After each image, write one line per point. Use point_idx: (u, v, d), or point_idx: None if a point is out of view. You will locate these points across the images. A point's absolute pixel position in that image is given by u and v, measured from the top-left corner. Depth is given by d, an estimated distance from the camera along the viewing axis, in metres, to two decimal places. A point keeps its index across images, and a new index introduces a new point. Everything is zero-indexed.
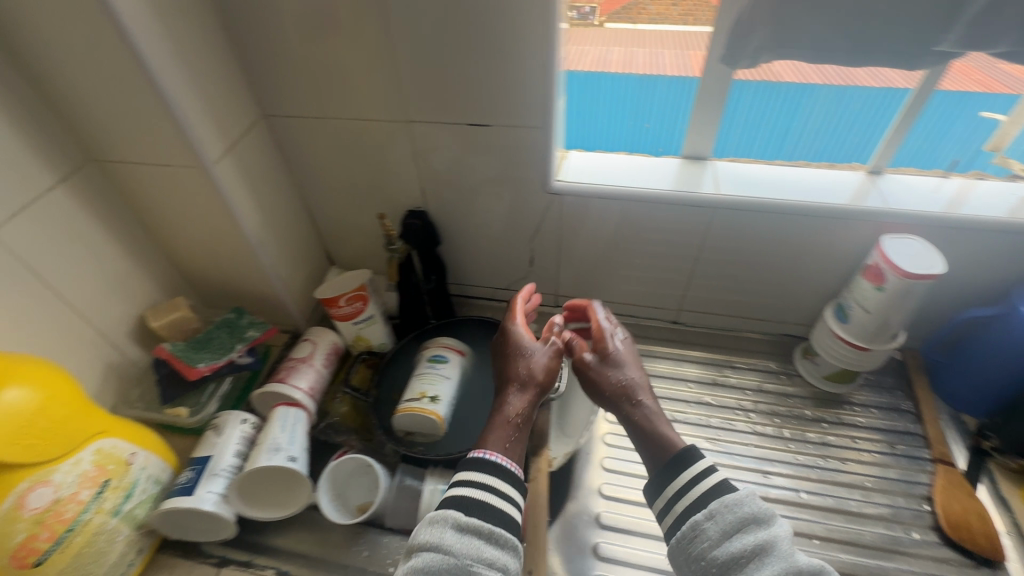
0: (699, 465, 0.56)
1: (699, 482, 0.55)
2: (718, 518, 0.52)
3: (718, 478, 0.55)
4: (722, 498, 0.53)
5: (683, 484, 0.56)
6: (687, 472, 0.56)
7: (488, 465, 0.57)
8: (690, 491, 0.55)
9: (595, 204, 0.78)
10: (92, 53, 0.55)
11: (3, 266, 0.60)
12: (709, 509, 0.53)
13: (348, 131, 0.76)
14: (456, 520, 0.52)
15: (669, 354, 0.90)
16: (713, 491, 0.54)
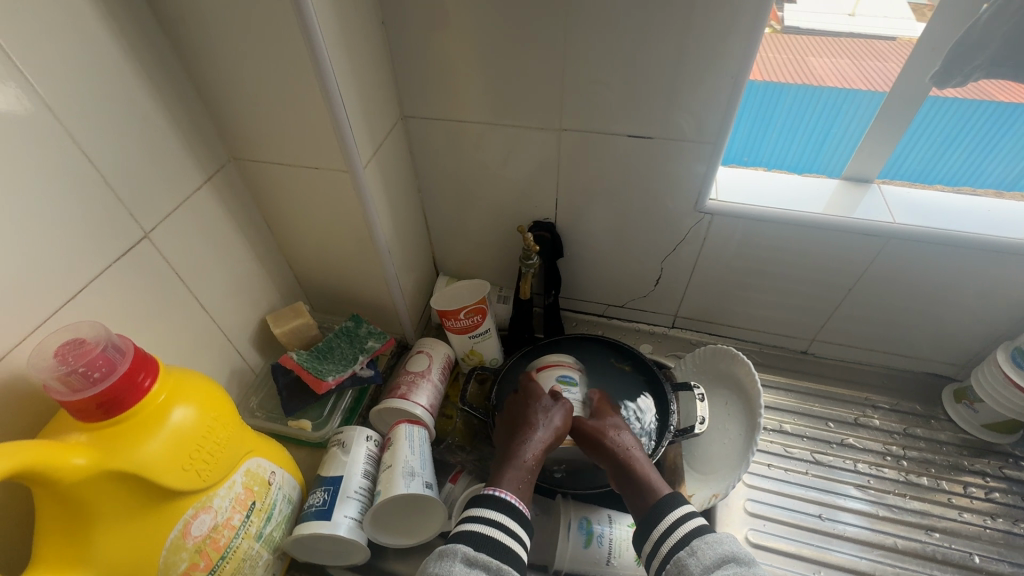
0: (679, 510, 0.58)
1: (683, 524, 0.57)
2: (699, 555, 0.54)
3: (699, 521, 0.57)
4: (701, 537, 0.55)
5: (663, 527, 0.57)
6: (666, 517, 0.58)
7: (493, 504, 0.58)
8: (672, 531, 0.57)
9: (746, 226, 0.73)
10: (268, 48, 0.52)
11: (154, 270, 0.57)
12: (690, 546, 0.55)
13: (488, 137, 0.72)
14: (464, 554, 0.53)
15: (801, 388, 0.84)
16: (692, 530, 0.56)
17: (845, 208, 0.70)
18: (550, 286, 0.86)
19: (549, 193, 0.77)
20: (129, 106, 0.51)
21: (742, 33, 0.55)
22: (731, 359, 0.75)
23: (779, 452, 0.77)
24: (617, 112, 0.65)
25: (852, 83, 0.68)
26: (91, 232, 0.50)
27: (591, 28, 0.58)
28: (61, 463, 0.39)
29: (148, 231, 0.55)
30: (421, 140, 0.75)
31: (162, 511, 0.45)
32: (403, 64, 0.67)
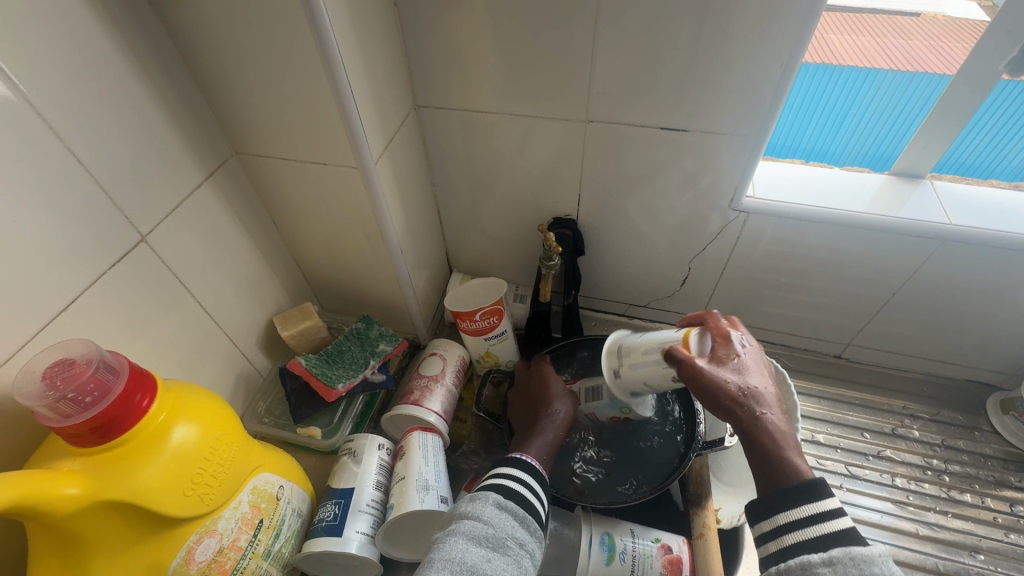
0: (826, 504, 0.43)
1: (826, 523, 0.42)
2: (839, 569, 0.40)
3: (847, 525, 0.42)
4: (846, 549, 0.41)
5: (796, 515, 0.43)
6: (803, 507, 0.43)
7: (514, 460, 0.55)
8: (810, 527, 0.43)
9: (784, 226, 0.68)
10: (272, 34, 0.48)
11: (157, 276, 0.54)
12: (829, 555, 0.40)
13: (508, 129, 0.68)
14: (495, 499, 0.50)
15: (834, 395, 0.80)
16: (837, 536, 0.42)
17: (889, 207, 0.65)
18: (571, 286, 0.81)
19: (570, 189, 0.73)
20: (121, 97, 0.47)
21: (795, 14, 0.50)
22: (763, 366, 0.71)
23: (811, 464, 0.73)
24: (650, 103, 0.60)
25: (921, 64, 0.60)
26: (84, 237, 0.46)
27: (623, 10, 0.53)
28: (54, 495, 0.36)
29: (146, 235, 0.52)
30: (436, 131, 0.70)
31: (162, 538, 0.42)
32: (417, 49, 0.62)
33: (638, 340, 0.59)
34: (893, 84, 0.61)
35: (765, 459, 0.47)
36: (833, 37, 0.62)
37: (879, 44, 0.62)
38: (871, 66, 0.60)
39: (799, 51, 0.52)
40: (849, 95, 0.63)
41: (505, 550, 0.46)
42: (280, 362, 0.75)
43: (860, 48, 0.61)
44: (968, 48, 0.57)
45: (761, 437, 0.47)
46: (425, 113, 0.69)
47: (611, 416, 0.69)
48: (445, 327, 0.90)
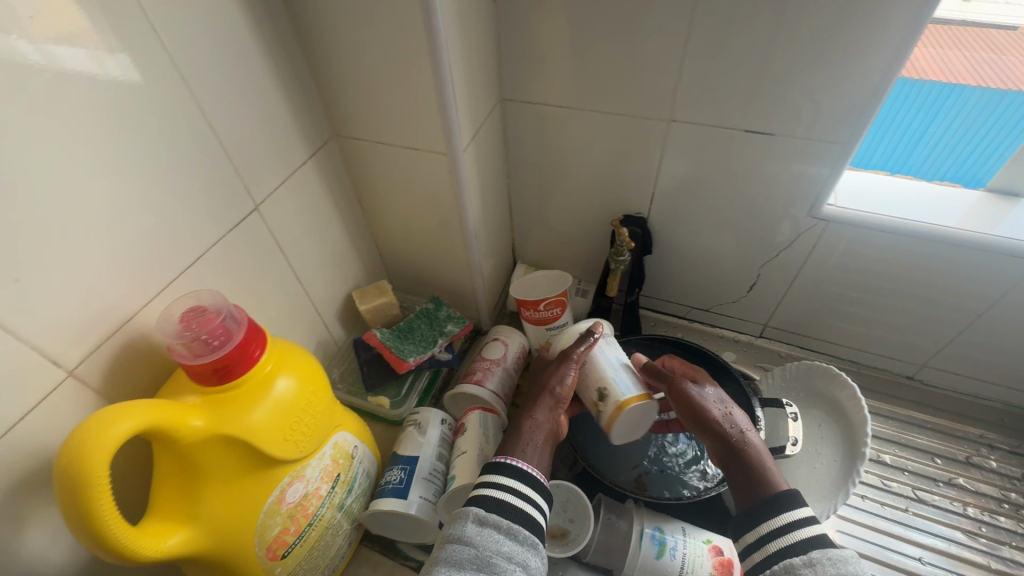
0: (797, 513, 0.48)
1: (801, 528, 0.47)
2: (819, 568, 0.44)
3: (818, 530, 0.47)
4: (821, 550, 0.45)
5: (774, 526, 0.48)
6: (779, 517, 0.48)
7: (503, 466, 0.52)
8: (785, 535, 0.47)
9: (866, 237, 0.66)
10: (385, 26, 0.52)
11: (263, 243, 0.59)
12: (809, 555, 0.45)
13: (589, 125, 0.69)
14: (476, 515, 0.48)
15: (904, 416, 0.77)
16: (809, 540, 0.46)
17: (983, 224, 0.62)
18: (634, 284, 0.81)
19: (644, 187, 0.74)
20: (251, 79, 0.52)
21: (902, 20, 0.49)
22: (831, 379, 0.69)
23: (875, 484, 0.71)
24: (735, 106, 0.61)
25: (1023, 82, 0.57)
26: (211, 202, 0.52)
27: (722, 11, 0.54)
28: (183, 425, 0.41)
29: (259, 204, 0.57)
30: (518, 125, 0.73)
31: (262, 475, 0.47)
32: (509, 45, 0.65)
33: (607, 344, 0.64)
34: (988, 102, 0.59)
35: (739, 471, 0.54)
36: (929, 52, 0.59)
37: (979, 58, 0.59)
38: (965, 83, 0.58)
39: (902, 58, 0.51)
40: (939, 111, 0.61)
41: (492, 568, 0.44)
42: (355, 334, 0.80)
43: (957, 63, 0.59)
44: None
45: (743, 452, 0.55)
46: (509, 106, 0.72)
47: None
48: (506, 316, 0.93)
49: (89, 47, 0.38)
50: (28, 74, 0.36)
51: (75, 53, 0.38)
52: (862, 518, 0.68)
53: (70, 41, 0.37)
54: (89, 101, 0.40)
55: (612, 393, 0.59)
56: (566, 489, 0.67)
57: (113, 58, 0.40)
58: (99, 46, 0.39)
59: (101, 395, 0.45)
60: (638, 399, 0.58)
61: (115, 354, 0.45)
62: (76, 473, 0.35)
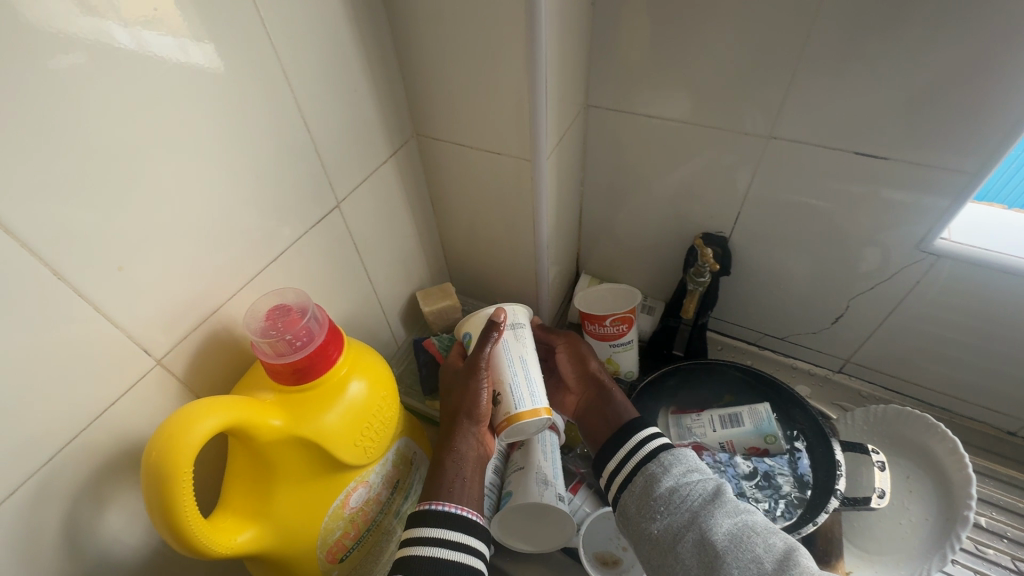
0: (647, 431, 0.56)
1: (648, 441, 0.55)
2: (668, 465, 0.52)
3: (662, 438, 0.55)
4: (669, 451, 0.54)
5: (631, 445, 0.55)
6: (633, 438, 0.56)
7: (431, 515, 0.48)
8: (641, 448, 0.54)
9: (984, 278, 0.60)
10: (483, 24, 0.50)
11: (340, 240, 0.59)
12: (661, 458, 0.53)
13: (677, 137, 0.66)
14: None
15: (1003, 476, 0.70)
16: (660, 446, 0.54)
17: None
18: (705, 307, 0.76)
19: (730, 205, 0.69)
20: (343, 75, 0.52)
21: None
22: (925, 429, 0.63)
23: (968, 548, 0.64)
24: (849, 125, 0.56)
25: None
26: (296, 196, 0.51)
27: (849, 22, 0.49)
28: (262, 424, 0.41)
29: (340, 201, 0.57)
30: (599, 132, 0.70)
31: (330, 478, 0.46)
32: (601, 48, 0.62)
33: (513, 335, 0.57)
34: None
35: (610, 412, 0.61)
36: None
37: None
38: None
39: None
40: None
41: None
42: (414, 334, 0.79)
43: None
44: None
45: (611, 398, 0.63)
46: (592, 113, 0.69)
47: (750, 446, 0.68)
48: (565, 326, 0.91)
49: (195, 38, 0.38)
50: (143, 63, 0.36)
51: (161, 38, 0.36)
52: None
53: (182, 32, 0.37)
54: (194, 92, 0.39)
55: (506, 402, 0.55)
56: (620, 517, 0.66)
57: (199, 47, 0.39)
58: (201, 37, 0.38)
59: (184, 385, 0.45)
60: (530, 416, 0.54)
61: (199, 345, 0.46)
62: (162, 467, 0.35)
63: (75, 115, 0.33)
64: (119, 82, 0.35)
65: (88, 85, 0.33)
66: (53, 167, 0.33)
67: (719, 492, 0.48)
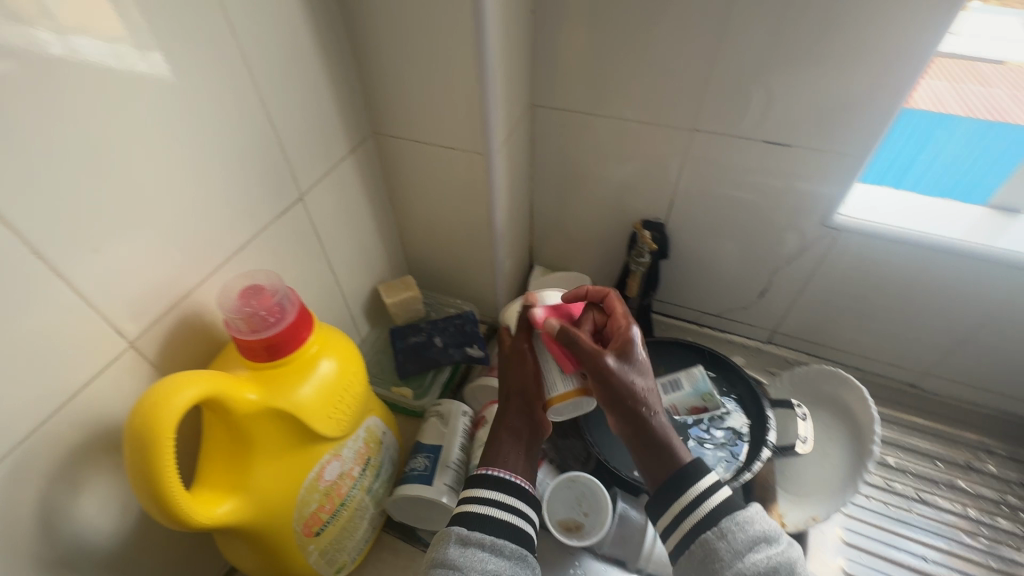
0: (705, 481, 0.51)
1: (706, 499, 0.50)
2: (729, 538, 0.47)
3: (724, 495, 0.50)
4: (732, 516, 0.49)
5: (683, 504, 0.50)
6: (692, 488, 0.50)
7: (486, 480, 0.53)
8: (696, 508, 0.49)
9: (876, 247, 0.70)
10: (434, 28, 0.55)
11: (303, 232, 0.61)
12: (721, 526, 0.48)
13: (614, 132, 0.73)
14: (458, 535, 0.49)
15: (907, 422, 0.80)
16: (721, 507, 0.49)
17: (987, 237, 0.66)
18: (649, 287, 0.84)
19: (663, 194, 0.77)
20: (303, 74, 0.55)
21: (917, 40, 0.53)
22: (839, 382, 0.72)
23: (880, 484, 0.74)
24: (756, 117, 0.64)
25: (1004, 116, 0.63)
26: (261, 189, 0.54)
27: (749, 28, 0.58)
28: (238, 397, 0.43)
29: (303, 195, 0.60)
30: (544, 130, 0.76)
31: (305, 451, 0.49)
32: (542, 53, 0.68)
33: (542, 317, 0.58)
34: (974, 133, 0.65)
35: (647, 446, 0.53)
36: (934, 85, 0.63)
37: (971, 92, 0.64)
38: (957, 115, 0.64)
39: (915, 77, 0.55)
40: (934, 138, 0.66)
41: None
42: (377, 328, 0.82)
43: (956, 95, 0.63)
44: None
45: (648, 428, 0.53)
46: (538, 112, 0.75)
47: (692, 407, 0.71)
48: None
49: (140, 45, 0.39)
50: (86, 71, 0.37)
51: (97, 44, 0.37)
52: (868, 517, 0.71)
53: (151, 29, 0.40)
54: (152, 91, 0.41)
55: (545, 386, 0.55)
56: (581, 483, 0.68)
57: (137, 53, 0.40)
58: (144, 44, 0.40)
59: (156, 369, 0.47)
60: (563, 400, 0.53)
61: (171, 330, 0.48)
62: (145, 435, 0.37)
63: (23, 115, 0.34)
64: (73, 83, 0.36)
65: (26, 88, 0.34)
66: (8, 159, 0.34)
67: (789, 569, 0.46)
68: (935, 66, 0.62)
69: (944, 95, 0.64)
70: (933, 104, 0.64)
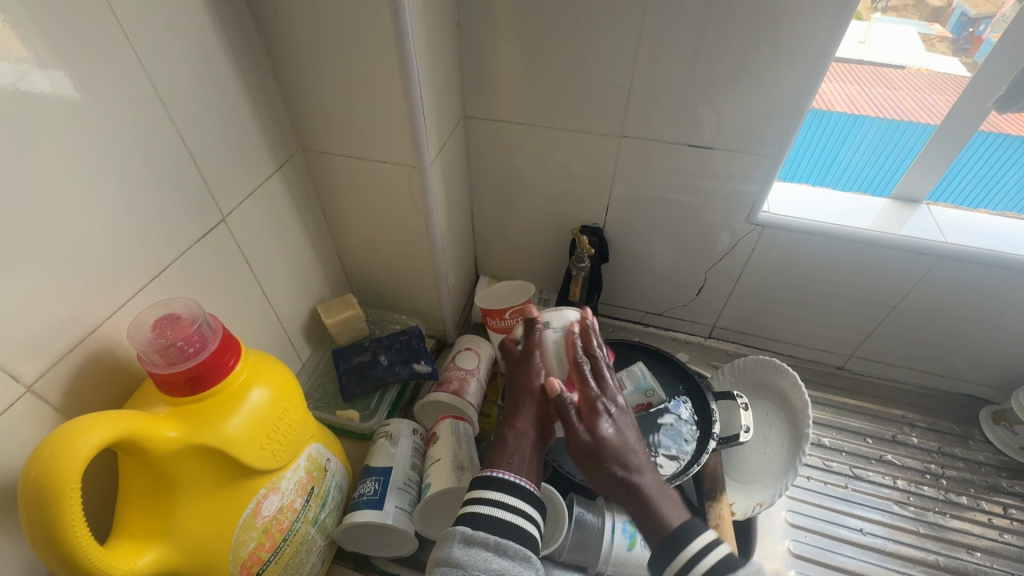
0: (699, 543, 0.48)
1: (702, 559, 0.47)
2: None
3: (721, 554, 0.47)
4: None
5: (681, 565, 0.48)
6: (685, 552, 0.48)
7: (491, 481, 0.51)
8: (689, 574, 0.47)
9: (798, 239, 0.74)
10: (357, 42, 0.54)
11: (229, 256, 0.58)
12: None
13: (547, 141, 0.74)
14: (463, 534, 0.48)
15: (839, 403, 0.85)
16: (713, 574, 0.46)
17: (892, 226, 0.71)
18: (593, 291, 0.86)
19: (599, 199, 0.79)
20: (219, 91, 0.53)
21: (814, 47, 0.57)
22: (774, 370, 0.75)
23: (818, 464, 0.78)
24: (680, 122, 0.67)
25: (909, 113, 0.67)
26: (178, 212, 0.51)
27: (664, 38, 0.60)
28: (155, 436, 0.40)
29: (226, 216, 0.57)
30: (479, 141, 0.77)
31: (238, 486, 0.46)
32: (470, 65, 0.69)
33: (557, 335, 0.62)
34: (883, 130, 0.69)
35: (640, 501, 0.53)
36: (838, 88, 0.67)
37: (874, 91, 0.68)
38: (866, 113, 0.67)
39: (816, 81, 0.60)
40: (844, 137, 0.71)
41: None
42: (320, 350, 0.79)
43: (859, 96, 0.68)
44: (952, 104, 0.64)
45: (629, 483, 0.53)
46: (471, 123, 0.75)
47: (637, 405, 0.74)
48: (470, 328, 0.95)
49: (40, 64, 0.37)
50: None
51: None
52: (809, 498, 0.74)
53: (38, 45, 0.37)
54: (48, 112, 0.38)
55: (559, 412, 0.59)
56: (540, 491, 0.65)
57: (37, 74, 0.37)
58: (44, 63, 0.38)
59: (62, 412, 0.43)
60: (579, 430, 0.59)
61: (78, 369, 0.44)
62: (43, 488, 0.34)
63: None
64: None
65: None
66: None
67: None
68: (833, 73, 0.66)
69: (849, 96, 0.68)
70: (841, 104, 0.68)
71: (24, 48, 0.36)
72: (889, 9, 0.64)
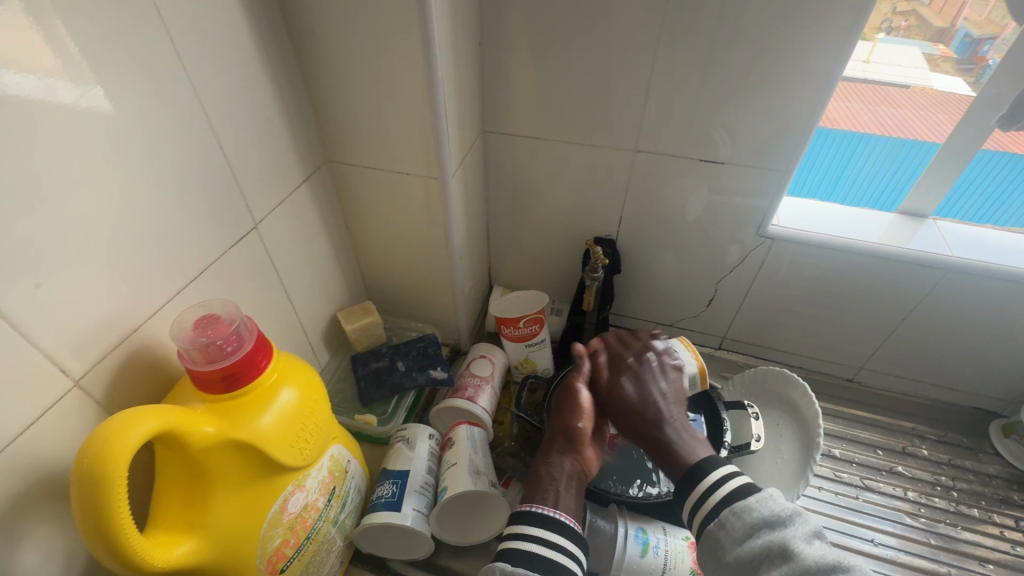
0: (713, 477, 0.51)
1: (715, 493, 0.50)
2: (728, 526, 0.48)
3: (734, 487, 0.50)
4: (732, 506, 0.49)
5: (695, 498, 0.51)
6: (698, 489, 0.51)
7: (529, 516, 0.52)
8: (707, 499, 0.50)
9: (807, 252, 0.76)
10: (386, 60, 0.57)
11: (258, 260, 0.61)
12: (721, 517, 0.49)
13: (563, 154, 0.76)
14: (502, 569, 0.48)
15: (849, 415, 0.86)
16: (726, 498, 0.49)
17: (900, 240, 0.73)
18: (605, 301, 0.88)
19: (612, 212, 0.81)
20: (255, 105, 0.56)
21: (822, 67, 0.60)
22: (785, 381, 0.76)
23: (829, 475, 0.78)
24: (692, 138, 0.70)
25: (913, 132, 0.69)
26: (213, 219, 0.53)
27: (678, 56, 0.63)
28: (194, 430, 0.42)
29: (257, 223, 0.59)
30: (496, 154, 0.79)
31: (267, 482, 0.48)
32: (491, 81, 0.72)
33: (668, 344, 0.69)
34: (889, 148, 0.71)
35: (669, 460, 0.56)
36: (846, 106, 0.69)
37: (880, 111, 0.70)
38: (872, 133, 0.70)
39: (824, 99, 0.62)
40: (852, 153, 0.73)
41: None
42: (338, 356, 0.82)
43: (866, 115, 0.70)
44: (954, 123, 0.67)
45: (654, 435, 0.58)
46: (489, 137, 0.78)
47: None
48: (483, 336, 0.97)
49: (81, 79, 0.39)
50: (34, 106, 0.36)
51: (30, 79, 0.36)
52: (820, 508, 0.75)
53: (93, 62, 0.40)
54: (104, 127, 0.41)
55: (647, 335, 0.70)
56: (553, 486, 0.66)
57: (88, 90, 0.40)
58: (87, 78, 0.39)
59: (102, 407, 0.45)
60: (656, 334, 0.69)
61: (119, 367, 0.46)
62: (94, 476, 0.36)
63: None
64: (26, 119, 0.36)
65: None
66: None
67: (782, 550, 0.44)
68: (844, 92, 0.69)
69: (856, 115, 0.70)
70: (848, 124, 0.70)
71: (88, 67, 0.39)
72: (892, 30, 0.65)
